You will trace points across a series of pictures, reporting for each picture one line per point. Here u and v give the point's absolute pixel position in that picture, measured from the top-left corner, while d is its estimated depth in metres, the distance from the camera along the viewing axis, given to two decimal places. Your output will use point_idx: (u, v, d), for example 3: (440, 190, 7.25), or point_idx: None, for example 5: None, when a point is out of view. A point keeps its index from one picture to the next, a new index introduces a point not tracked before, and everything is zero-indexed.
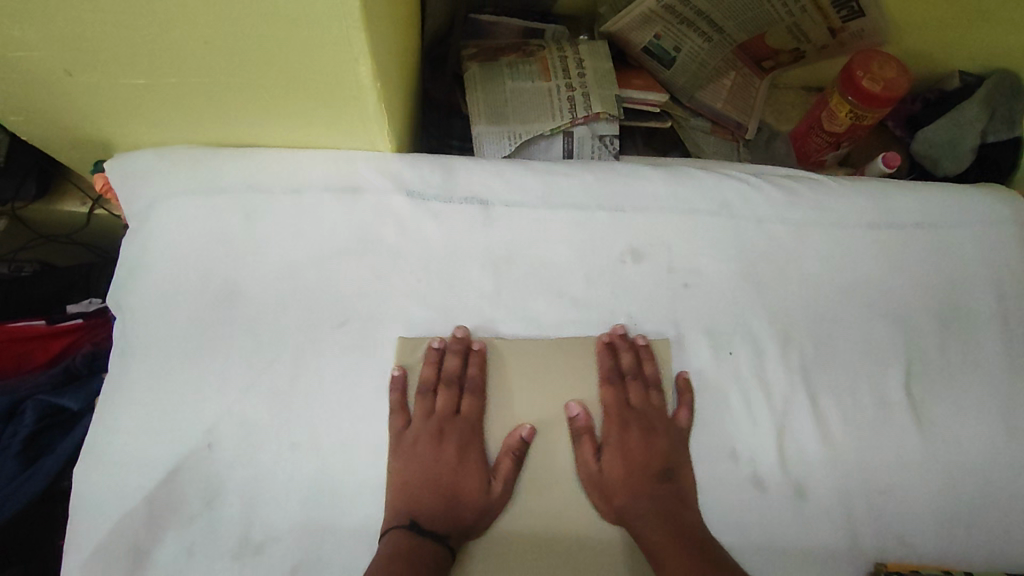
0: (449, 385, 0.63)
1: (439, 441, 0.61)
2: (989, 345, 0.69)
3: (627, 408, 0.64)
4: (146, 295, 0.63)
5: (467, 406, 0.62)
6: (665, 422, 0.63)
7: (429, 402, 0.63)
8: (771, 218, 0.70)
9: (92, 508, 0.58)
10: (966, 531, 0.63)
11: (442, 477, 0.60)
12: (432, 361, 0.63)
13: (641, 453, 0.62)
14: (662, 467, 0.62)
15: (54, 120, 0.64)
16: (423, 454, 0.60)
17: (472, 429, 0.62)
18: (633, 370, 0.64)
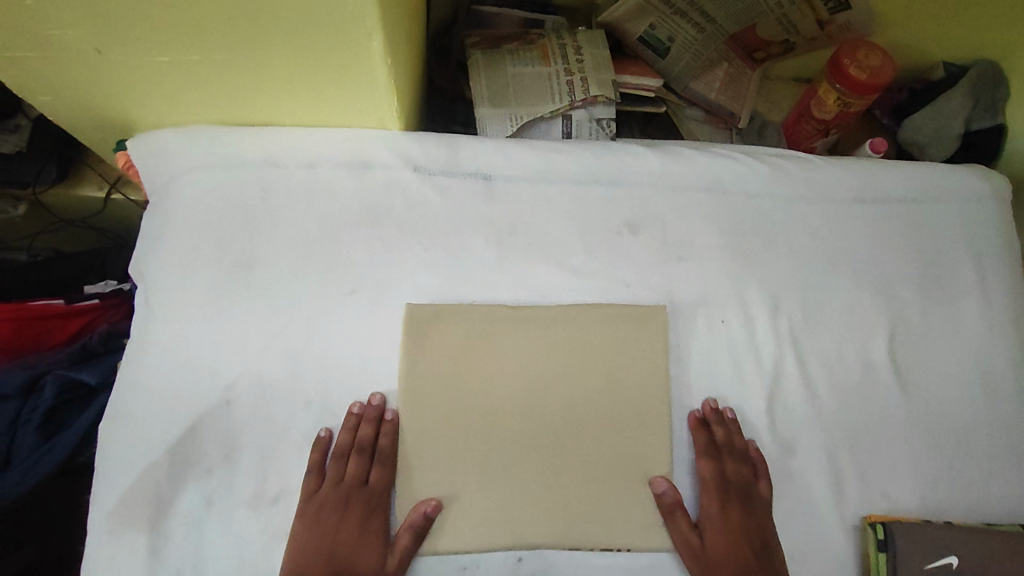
0: (361, 453, 0.62)
1: (345, 510, 0.61)
2: (970, 311, 0.73)
3: (724, 485, 0.64)
4: (166, 264, 0.67)
5: (377, 476, 0.62)
6: (753, 496, 0.64)
7: (341, 468, 0.62)
8: (761, 194, 0.74)
9: (117, 461, 0.61)
10: (946, 484, 0.67)
11: (339, 547, 0.60)
12: (351, 427, 0.63)
13: (738, 535, 0.62)
14: (758, 543, 0.62)
15: (79, 101, 0.67)
16: (328, 520, 0.60)
17: (378, 501, 0.62)
18: (727, 446, 0.65)
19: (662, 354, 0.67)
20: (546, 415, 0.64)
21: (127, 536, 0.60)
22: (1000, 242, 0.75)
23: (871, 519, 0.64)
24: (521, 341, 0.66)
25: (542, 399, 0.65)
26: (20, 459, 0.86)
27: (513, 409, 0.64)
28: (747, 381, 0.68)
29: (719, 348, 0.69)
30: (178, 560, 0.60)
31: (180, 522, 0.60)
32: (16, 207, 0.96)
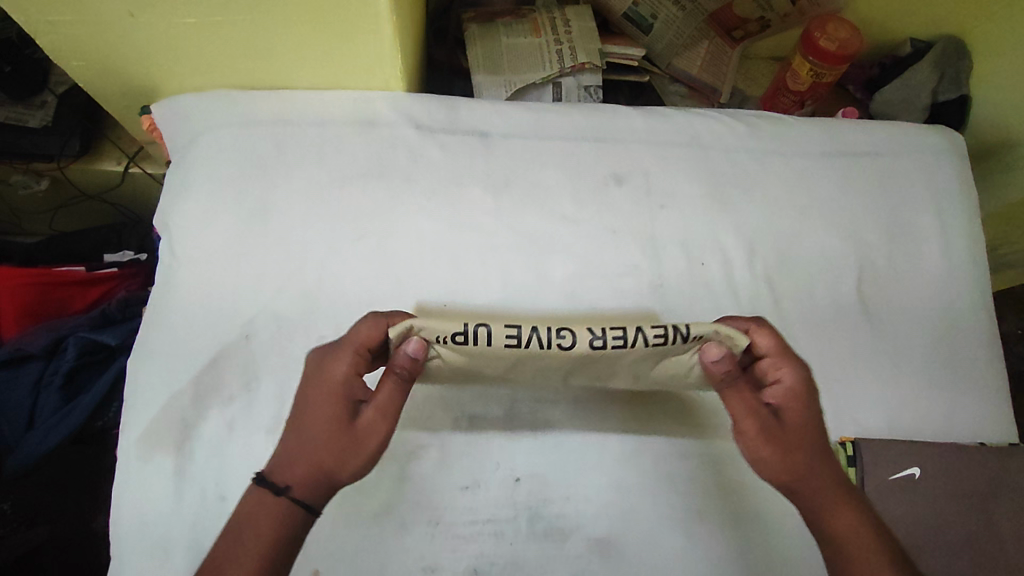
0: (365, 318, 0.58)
1: (314, 388, 0.56)
2: (931, 254, 0.78)
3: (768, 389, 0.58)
4: (190, 212, 0.72)
5: (362, 333, 0.56)
6: (800, 391, 0.57)
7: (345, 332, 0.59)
8: (736, 149, 0.80)
9: (145, 391, 0.66)
10: (913, 410, 0.72)
11: (310, 431, 0.54)
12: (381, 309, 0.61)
13: (797, 433, 0.56)
14: (822, 442, 0.56)
15: (109, 65, 0.73)
16: (307, 407, 0.56)
17: (349, 364, 0.56)
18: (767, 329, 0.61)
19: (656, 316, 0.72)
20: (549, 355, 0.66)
21: (154, 459, 0.64)
22: (958, 190, 0.81)
23: (842, 439, 0.69)
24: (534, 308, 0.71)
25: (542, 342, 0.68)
26: (43, 419, 0.90)
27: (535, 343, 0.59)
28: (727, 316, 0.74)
29: (699, 287, 0.74)
30: (201, 480, 0.64)
31: (203, 445, 0.65)
32: (39, 182, 1.02)
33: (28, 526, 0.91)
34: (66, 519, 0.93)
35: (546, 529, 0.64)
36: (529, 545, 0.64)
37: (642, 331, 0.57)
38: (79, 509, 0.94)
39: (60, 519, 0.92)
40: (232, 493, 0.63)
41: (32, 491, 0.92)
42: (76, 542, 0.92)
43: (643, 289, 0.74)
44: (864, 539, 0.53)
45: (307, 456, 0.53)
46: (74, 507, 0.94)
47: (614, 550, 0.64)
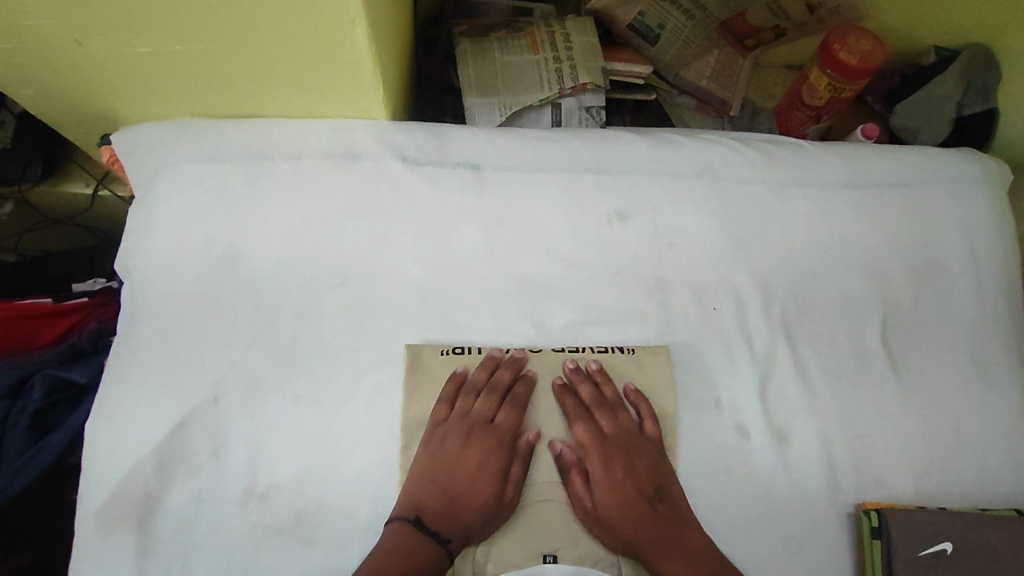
0: (492, 393, 0.64)
1: (468, 444, 0.62)
2: (961, 296, 0.72)
3: (603, 439, 0.64)
4: (153, 257, 0.66)
5: (503, 416, 0.63)
6: (647, 443, 0.64)
7: (470, 403, 0.64)
8: (751, 179, 0.73)
9: (105, 460, 0.60)
10: (943, 471, 0.66)
11: (457, 481, 0.61)
12: (487, 367, 0.65)
13: (628, 481, 0.62)
14: (653, 491, 0.62)
15: (61, 93, 0.66)
16: (449, 455, 0.62)
17: (507, 437, 0.63)
18: (601, 398, 0.65)
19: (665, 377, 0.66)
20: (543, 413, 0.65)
21: (114, 536, 0.58)
22: (990, 223, 0.75)
23: (866, 507, 0.63)
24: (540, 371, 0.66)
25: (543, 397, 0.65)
26: (9, 460, 0.85)
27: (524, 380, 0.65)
28: (740, 367, 0.68)
29: (710, 336, 0.68)
30: (167, 558, 0.58)
31: (168, 521, 0.59)
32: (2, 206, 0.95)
33: (8, 554, 0.89)
34: (42, 547, 0.92)
35: None
36: None
37: (586, 346, 0.67)
38: (53, 538, 0.93)
39: (38, 546, 0.91)
40: (201, 574, 0.58)
41: (10, 520, 0.90)
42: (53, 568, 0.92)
43: (649, 339, 0.68)
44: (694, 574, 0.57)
45: (458, 515, 0.59)
46: (51, 532, 0.93)
47: None
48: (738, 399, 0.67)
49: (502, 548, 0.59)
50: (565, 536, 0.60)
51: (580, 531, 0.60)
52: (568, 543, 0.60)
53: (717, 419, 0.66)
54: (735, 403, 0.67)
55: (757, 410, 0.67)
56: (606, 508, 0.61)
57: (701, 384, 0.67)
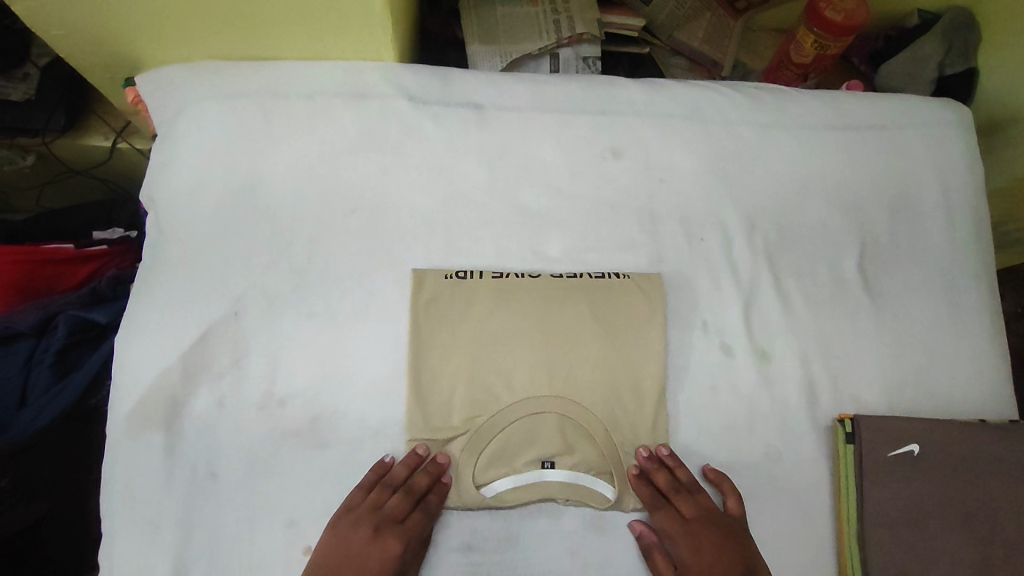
0: (408, 492, 0.62)
1: (375, 541, 0.60)
2: (936, 230, 0.77)
3: (686, 523, 0.64)
4: (176, 187, 0.70)
5: (415, 520, 0.62)
6: (727, 517, 0.64)
7: (384, 497, 0.62)
8: (737, 121, 0.78)
9: (132, 369, 0.65)
10: (912, 388, 0.72)
11: (351, 573, 0.58)
12: (410, 463, 0.64)
13: (720, 557, 0.62)
14: (741, 569, 0.61)
15: (89, 36, 0.71)
16: (354, 546, 0.59)
17: (409, 544, 0.61)
18: (673, 487, 0.65)
19: (659, 296, 0.70)
20: (541, 332, 0.68)
21: (144, 437, 0.64)
22: (963, 164, 0.79)
23: (841, 417, 0.69)
24: (536, 293, 0.69)
25: (541, 316, 0.68)
26: (35, 398, 0.88)
27: (524, 301, 0.68)
28: (724, 292, 0.72)
29: (697, 264, 0.73)
30: (193, 457, 0.64)
31: (194, 424, 0.65)
32: (25, 157, 0.99)
33: (27, 503, 0.90)
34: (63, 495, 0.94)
35: (539, 508, 0.65)
36: (524, 521, 0.64)
37: (586, 271, 0.71)
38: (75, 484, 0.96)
39: (59, 493, 0.94)
40: (225, 471, 0.64)
41: (31, 469, 0.89)
42: (71, 518, 0.97)
43: (640, 265, 0.72)
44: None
45: None
46: (70, 484, 0.96)
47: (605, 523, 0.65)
48: (722, 321, 0.72)
49: (506, 455, 0.66)
50: (563, 443, 0.66)
51: (578, 439, 0.66)
52: (564, 450, 0.66)
53: (702, 340, 0.71)
54: (720, 325, 0.71)
55: (739, 332, 0.71)
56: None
57: (688, 308, 0.72)
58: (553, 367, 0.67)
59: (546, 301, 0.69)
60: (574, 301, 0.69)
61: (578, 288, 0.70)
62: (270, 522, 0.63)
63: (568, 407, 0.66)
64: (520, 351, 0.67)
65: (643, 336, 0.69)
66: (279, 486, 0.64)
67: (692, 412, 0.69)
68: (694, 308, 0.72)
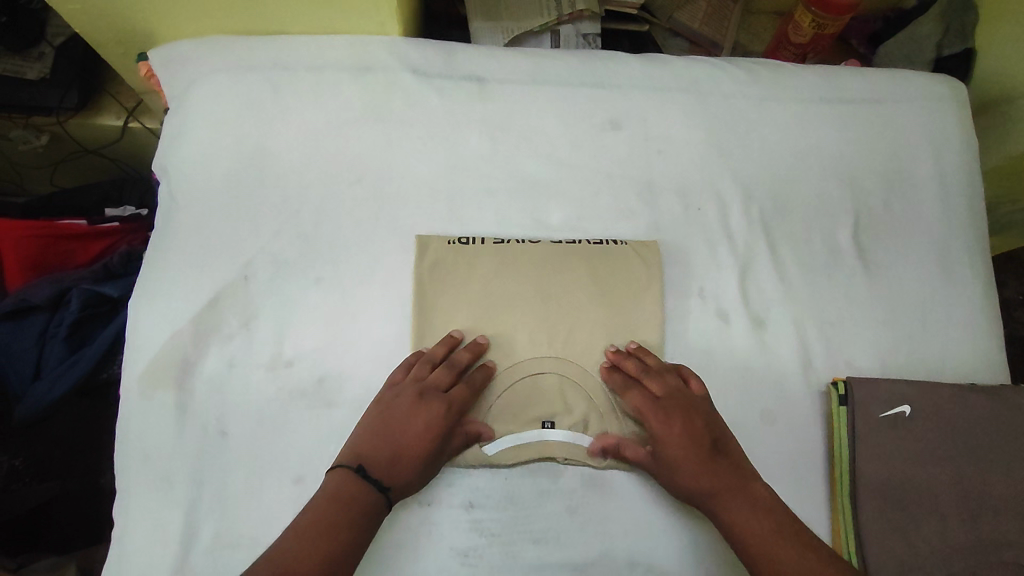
0: (450, 365, 0.65)
1: (420, 406, 0.62)
2: (929, 200, 0.78)
3: (658, 400, 0.65)
4: (188, 156, 0.73)
5: (459, 391, 0.65)
6: (697, 398, 0.65)
7: (426, 369, 0.65)
8: (734, 94, 0.80)
9: (146, 330, 0.67)
10: (905, 353, 0.73)
11: (399, 437, 0.61)
12: (446, 344, 0.66)
13: (690, 434, 0.63)
14: (711, 444, 0.62)
15: (105, 12, 0.73)
16: (398, 412, 0.62)
17: (453, 409, 0.64)
18: (643, 371, 0.66)
19: (656, 262, 0.72)
20: (541, 295, 0.70)
21: (157, 395, 0.65)
22: (957, 136, 0.81)
23: (835, 380, 0.70)
24: (536, 257, 0.71)
25: (541, 280, 0.70)
26: (49, 369, 0.90)
27: (526, 266, 0.70)
28: (721, 259, 0.74)
29: (695, 232, 0.75)
30: (204, 415, 0.65)
31: (204, 382, 0.66)
32: (39, 137, 1.02)
33: (40, 481, 0.96)
34: (73, 479, 0.97)
35: (540, 468, 0.66)
36: (524, 479, 0.65)
37: (585, 238, 0.73)
38: (83, 468, 0.98)
39: (69, 475, 0.97)
40: (233, 429, 0.65)
41: (42, 448, 0.98)
42: (84, 497, 0.96)
43: (639, 232, 0.74)
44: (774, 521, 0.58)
45: (392, 466, 0.60)
46: (81, 466, 0.98)
47: (606, 484, 0.66)
48: (719, 287, 0.73)
49: (507, 415, 0.67)
50: (562, 404, 0.68)
51: (577, 399, 0.68)
52: (563, 410, 0.68)
53: (700, 306, 0.72)
54: (717, 291, 0.73)
55: (736, 298, 0.73)
56: (680, 463, 0.62)
57: (685, 274, 0.73)
58: (553, 329, 0.69)
59: (546, 266, 0.71)
60: (574, 266, 0.71)
61: (577, 253, 0.72)
62: (278, 479, 0.64)
63: (567, 368, 0.68)
64: (521, 313, 0.69)
65: (642, 300, 0.71)
66: (286, 444, 0.65)
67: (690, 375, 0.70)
68: (692, 275, 0.73)
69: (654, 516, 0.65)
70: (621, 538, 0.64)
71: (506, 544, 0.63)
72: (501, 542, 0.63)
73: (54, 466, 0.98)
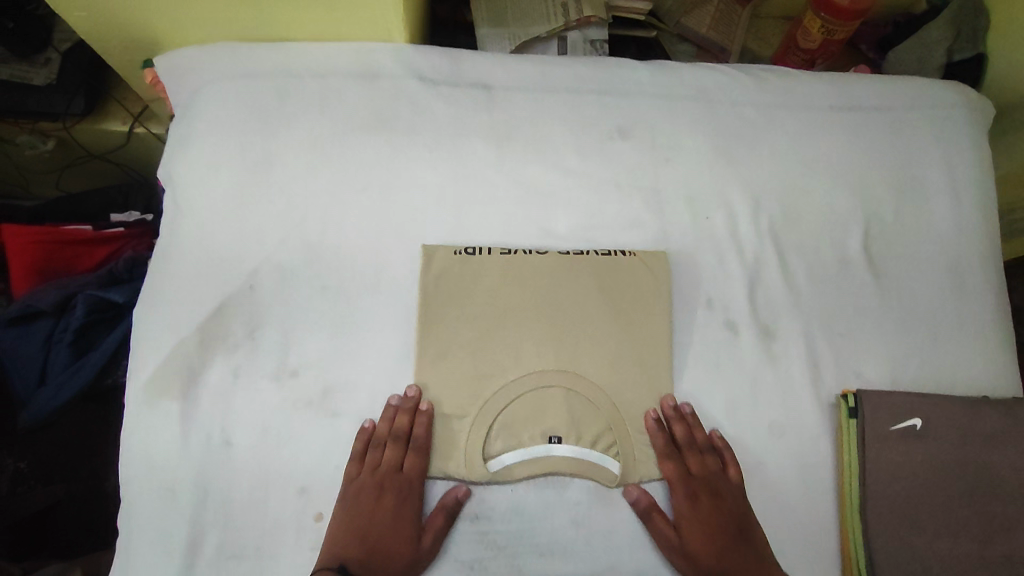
0: (397, 441, 0.64)
1: (383, 496, 0.64)
2: (941, 211, 0.78)
3: (691, 477, 0.66)
4: (194, 165, 0.72)
5: (411, 463, 0.65)
6: (726, 481, 0.66)
7: (378, 455, 0.64)
8: (743, 102, 0.79)
9: (151, 338, 0.67)
10: (916, 367, 0.72)
11: (374, 530, 0.62)
12: (388, 418, 0.65)
13: (716, 517, 0.64)
14: (736, 528, 0.64)
15: (111, 19, 0.73)
16: (363, 507, 0.63)
17: (413, 484, 0.65)
18: (688, 442, 0.67)
19: (664, 271, 0.71)
20: (547, 310, 0.69)
21: (161, 404, 0.65)
22: (970, 145, 0.80)
23: (845, 392, 0.69)
24: (541, 271, 0.70)
25: (547, 294, 0.70)
26: (54, 375, 0.90)
27: (532, 278, 0.70)
28: (729, 269, 0.73)
29: (703, 241, 0.74)
30: (209, 425, 0.65)
31: (209, 392, 0.66)
32: (45, 142, 1.02)
33: (45, 484, 0.97)
34: (76, 482, 0.97)
35: (546, 482, 0.65)
36: (530, 492, 0.65)
37: (592, 249, 0.72)
38: (86, 473, 0.98)
39: (74, 479, 0.97)
40: (238, 439, 0.65)
41: (46, 451, 0.98)
42: (88, 500, 0.96)
43: (646, 242, 0.74)
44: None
45: (372, 562, 0.61)
46: (85, 469, 0.98)
47: (612, 497, 0.66)
48: (727, 298, 0.72)
49: (515, 429, 0.66)
50: (570, 418, 0.66)
51: (585, 413, 0.67)
52: (571, 425, 0.66)
53: (708, 316, 0.72)
54: (725, 302, 0.72)
55: (744, 308, 0.72)
56: (701, 547, 0.63)
57: (693, 285, 0.72)
58: (559, 343, 0.68)
59: (553, 278, 0.70)
60: (581, 278, 0.70)
61: (585, 265, 0.71)
62: (283, 489, 0.64)
63: (575, 382, 0.67)
64: (527, 326, 0.69)
65: (649, 313, 0.70)
66: (291, 454, 0.65)
67: (697, 388, 0.70)
68: (700, 285, 0.73)
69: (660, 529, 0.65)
70: (626, 551, 0.64)
71: (510, 557, 0.63)
72: (506, 555, 0.63)
73: (58, 469, 0.98)
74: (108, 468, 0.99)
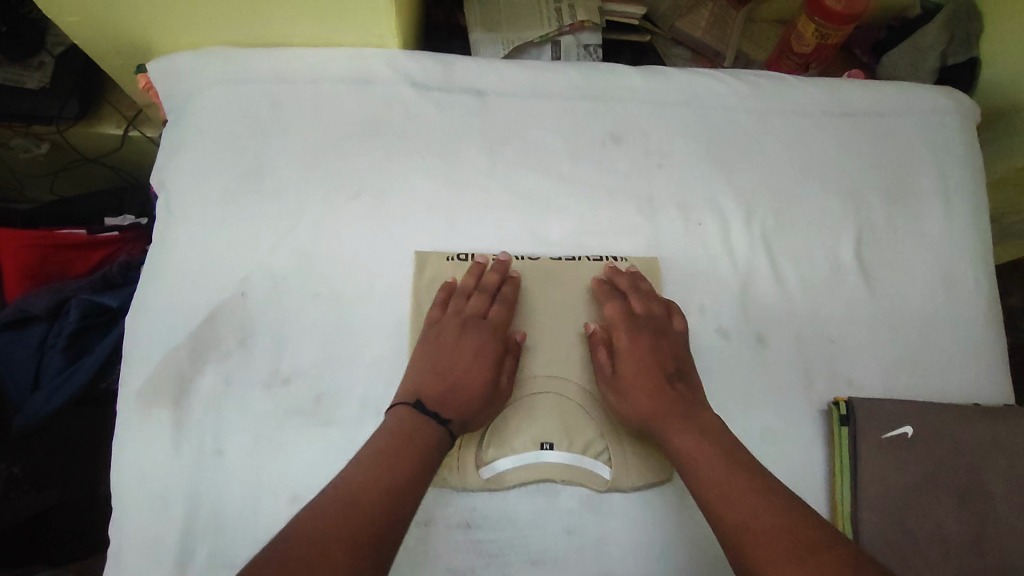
0: (483, 292, 0.68)
1: (463, 338, 0.65)
2: (933, 218, 0.78)
3: (635, 320, 0.67)
4: (187, 170, 0.72)
5: (495, 312, 0.67)
6: (672, 331, 0.67)
7: (462, 303, 0.67)
8: (736, 108, 0.79)
9: (142, 346, 0.67)
10: (907, 375, 0.72)
11: (455, 368, 0.63)
12: (474, 273, 0.69)
13: (653, 357, 0.65)
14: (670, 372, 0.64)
15: (103, 24, 0.73)
16: (444, 345, 0.65)
17: (496, 331, 0.67)
18: (632, 293, 0.69)
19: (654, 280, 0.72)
20: (539, 314, 0.70)
21: (153, 412, 0.65)
22: (963, 153, 0.80)
23: (836, 400, 0.70)
24: (533, 277, 0.71)
25: (539, 299, 0.71)
26: (48, 380, 0.90)
27: (524, 285, 0.71)
28: (722, 276, 0.73)
29: (695, 247, 0.74)
30: (200, 433, 0.65)
31: (200, 400, 0.66)
32: (39, 146, 1.02)
33: (39, 489, 0.93)
34: (72, 487, 0.94)
35: (536, 488, 0.65)
36: (521, 499, 0.65)
37: (583, 256, 0.73)
38: (83, 477, 0.94)
39: (69, 483, 0.94)
40: (230, 447, 0.65)
41: (41, 455, 0.94)
42: (82, 506, 0.94)
43: (639, 248, 0.74)
44: (685, 438, 0.59)
45: (451, 398, 0.61)
46: (80, 472, 0.94)
47: (604, 505, 0.66)
48: (720, 305, 0.72)
49: (506, 434, 0.66)
50: (561, 425, 0.66)
51: (576, 420, 0.66)
52: (562, 431, 0.66)
53: (700, 323, 0.72)
54: (717, 309, 0.72)
55: (737, 315, 0.72)
56: (632, 387, 0.64)
57: (686, 292, 0.73)
58: (552, 346, 0.69)
59: (544, 285, 0.71)
60: (573, 284, 0.72)
61: (576, 272, 0.72)
62: (274, 498, 0.63)
63: (567, 388, 0.67)
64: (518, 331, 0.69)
65: None
66: (282, 462, 0.64)
67: None
68: (692, 292, 0.73)
69: (652, 538, 0.65)
70: (618, 560, 0.64)
71: (501, 565, 0.63)
72: (497, 564, 0.63)
73: (53, 473, 0.94)
74: (105, 471, 0.96)
